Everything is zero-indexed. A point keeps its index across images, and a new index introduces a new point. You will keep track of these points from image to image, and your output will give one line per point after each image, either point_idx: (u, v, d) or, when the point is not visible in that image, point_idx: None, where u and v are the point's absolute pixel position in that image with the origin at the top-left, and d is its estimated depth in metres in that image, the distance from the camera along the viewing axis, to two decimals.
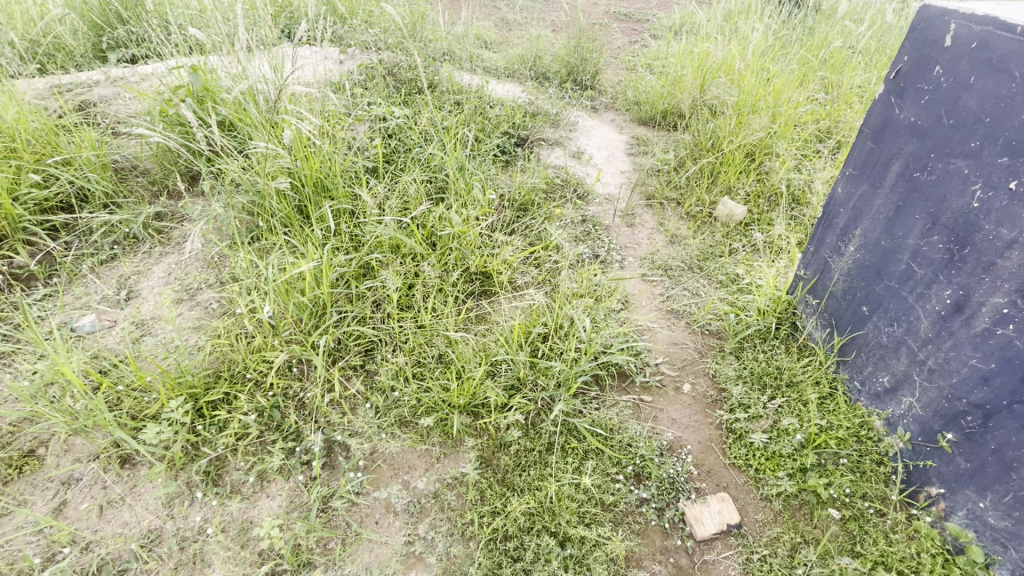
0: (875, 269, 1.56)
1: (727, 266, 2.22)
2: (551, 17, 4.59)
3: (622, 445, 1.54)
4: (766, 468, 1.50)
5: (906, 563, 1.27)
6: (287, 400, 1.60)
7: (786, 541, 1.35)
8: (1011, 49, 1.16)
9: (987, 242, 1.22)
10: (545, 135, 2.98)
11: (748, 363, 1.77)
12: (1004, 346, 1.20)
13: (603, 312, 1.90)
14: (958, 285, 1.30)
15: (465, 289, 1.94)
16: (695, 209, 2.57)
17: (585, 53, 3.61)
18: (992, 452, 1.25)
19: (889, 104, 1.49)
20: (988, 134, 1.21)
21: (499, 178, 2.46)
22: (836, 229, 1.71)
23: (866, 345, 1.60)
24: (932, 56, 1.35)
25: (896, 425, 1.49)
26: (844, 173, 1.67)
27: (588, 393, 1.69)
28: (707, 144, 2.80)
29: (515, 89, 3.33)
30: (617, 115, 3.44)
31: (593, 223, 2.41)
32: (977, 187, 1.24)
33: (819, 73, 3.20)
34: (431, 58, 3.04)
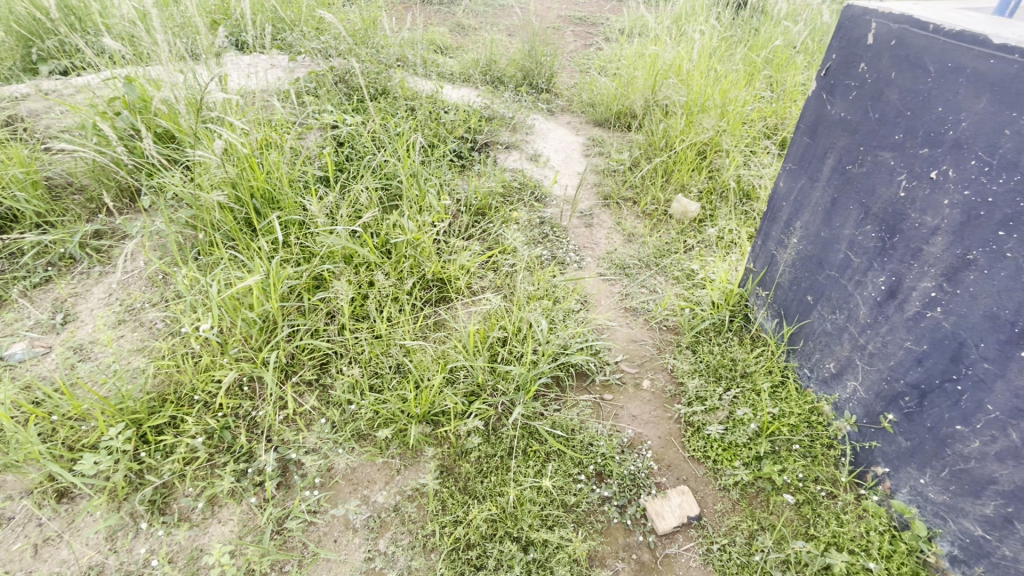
0: (817, 260, 1.62)
1: (683, 262, 2.26)
2: (506, 21, 4.62)
3: (583, 445, 1.55)
4: (723, 458, 1.53)
5: (857, 542, 1.31)
6: (238, 420, 1.54)
7: (744, 529, 1.38)
8: (925, 45, 1.22)
9: (914, 230, 1.28)
10: (501, 139, 2.98)
11: (704, 357, 1.81)
12: (933, 328, 1.25)
13: (560, 314, 1.91)
14: (890, 272, 1.35)
15: (422, 297, 1.92)
16: (650, 208, 2.61)
17: (539, 57, 3.64)
18: (929, 430, 1.29)
19: (821, 100, 1.55)
20: (909, 127, 1.27)
21: (455, 182, 2.45)
22: (780, 222, 1.77)
23: (813, 333, 1.66)
24: (857, 54, 1.41)
25: (842, 408, 1.54)
26: (785, 168, 1.73)
27: (548, 395, 1.70)
28: (659, 143, 2.86)
29: (471, 93, 3.33)
30: (573, 118, 3.48)
31: (551, 225, 2.42)
32: (903, 177, 1.30)
33: (764, 73, 3.31)
34: (383, 64, 3.01)
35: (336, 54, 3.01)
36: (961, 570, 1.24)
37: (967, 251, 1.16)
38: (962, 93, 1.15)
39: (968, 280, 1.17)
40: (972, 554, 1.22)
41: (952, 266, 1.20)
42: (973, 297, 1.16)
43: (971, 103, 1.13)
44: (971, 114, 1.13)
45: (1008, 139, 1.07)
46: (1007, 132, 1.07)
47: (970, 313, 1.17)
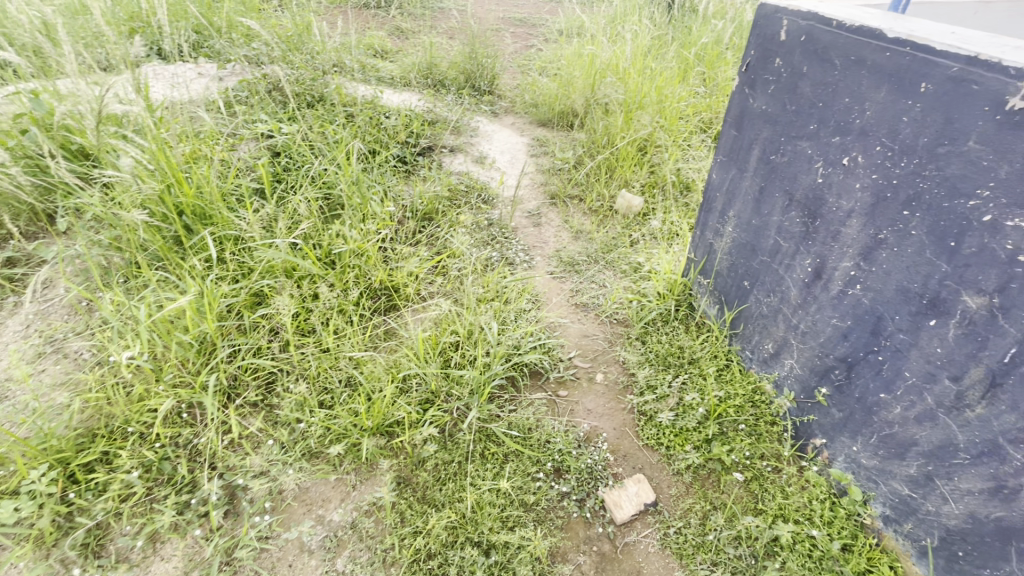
0: (750, 246, 1.70)
1: (629, 255, 2.32)
2: (446, 24, 4.61)
3: (539, 443, 1.56)
4: (675, 444, 1.58)
5: (801, 512, 1.38)
6: (178, 450, 1.46)
7: (698, 511, 1.43)
8: (830, 40, 1.30)
9: (833, 214, 1.36)
10: (446, 143, 2.97)
11: (653, 346, 1.86)
12: (855, 304, 1.33)
13: (512, 314, 1.92)
14: (814, 254, 1.44)
15: (370, 306, 1.88)
16: (596, 204, 2.67)
17: (480, 60, 3.66)
18: (857, 401, 1.37)
19: (744, 95, 1.63)
20: (822, 117, 1.35)
21: (400, 188, 2.42)
22: (715, 212, 1.85)
23: (751, 317, 1.74)
24: (773, 50, 1.49)
25: (782, 386, 1.62)
26: (717, 160, 1.81)
27: (503, 396, 1.70)
28: (602, 140, 2.93)
29: (412, 97, 3.30)
30: (517, 119, 3.52)
31: (499, 226, 2.43)
32: (819, 165, 1.38)
33: (697, 69, 3.44)
34: (319, 71, 2.94)
35: (269, 60, 2.92)
36: (893, 528, 1.31)
37: (879, 231, 1.24)
38: (865, 84, 1.23)
39: (881, 258, 1.24)
40: (901, 512, 1.29)
41: (867, 246, 1.28)
42: (886, 274, 1.24)
43: (873, 93, 1.21)
44: (874, 103, 1.21)
45: (906, 125, 1.15)
46: (905, 119, 1.14)
47: (885, 288, 1.25)
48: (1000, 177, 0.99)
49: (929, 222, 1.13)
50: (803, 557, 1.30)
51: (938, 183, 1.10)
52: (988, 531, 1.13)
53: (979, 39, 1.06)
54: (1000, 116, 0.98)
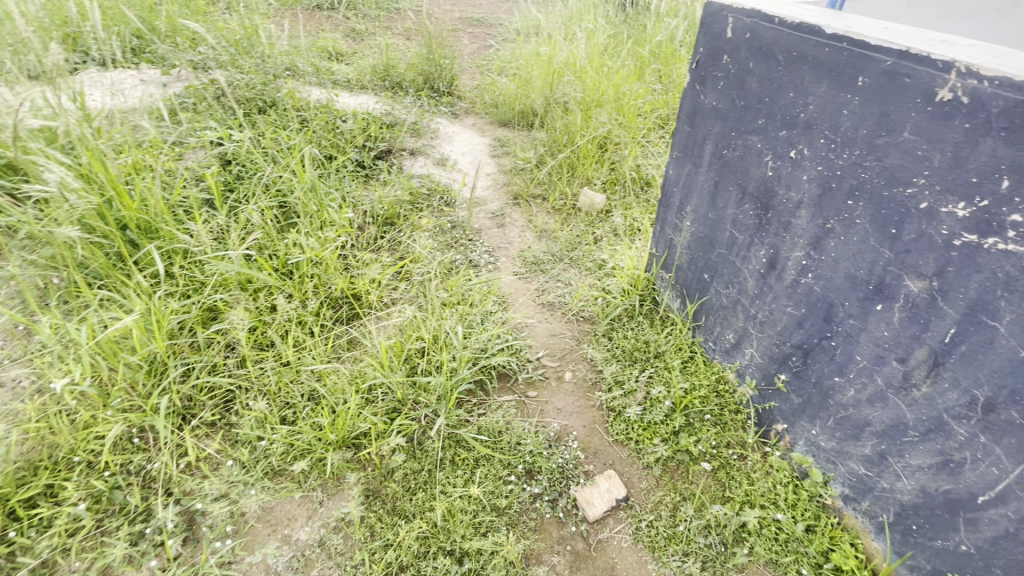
0: (708, 240, 1.74)
1: (593, 253, 2.34)
2: (402, 25, 4.55)
3: (509, 445, 1.55)
4: (644, 438, 1.60)
5: (766, 497, 1.41)
6: (130, 477, 1.39)
7: (668, 502, 1.45)
8: (773, 37, 1.34)
9: (783, 205, 1.40)
10: (406, 146, 2.93)
11: (619, 342, 1.88)
12: (808, 292, 1.38)
13: (478, 317, 1.91)
14: (768, 245, 1.48)
15: (332, 316, 1.84)
16: (559, 203, 2.68)
17: (438, 61, 3.62)
18: (814, 386, 1.42)
19: (695, 91, 1.67)
20: (769, 112, 1.39)
21: (359, 193, 2.37)
22: (674, 207, 1.89)
23: (712, 308, 1.77)
24: (720, 47, 1.53)
25: (744, 374, 1.66)
26: (673, 156, 1.85)
27: (472, 400, 1.68)
28: (562, 139, 2.94)
29: (369, 100, 3.24)
30: (477, 119, 3.50)
31: (463, 229, 2.41)
32: (769, 158, 1.42)
33: (653, 66, 3.49)
34: (270, 75, 2.85)
35: (216, 65, 2.81)
36: (852, 506, 1.35)
37: (826, 221, 1.28)
38: (807, 79, 1.26)
39: (830, 246, 1.29)
40: (859, 491, 1.33)
41: (816, 235, 1.32)
42: (835, 262, 1.28)
43: (814, 88, 1.25)
44: (816, 97, 1.25)
45: (846, 118, 1.19)
46: (845, 112, 1.18)
47: (834, 276, 1.29)
48: (934, 166, 1.03)
49: (872, 211, 1.17)
50: (769, 541, 1.34)
51: (878, 172, 1.14)
52: (936, 504, 1.15)
53: (910, 34, 1.11)
54: (931, 107, 1.02)
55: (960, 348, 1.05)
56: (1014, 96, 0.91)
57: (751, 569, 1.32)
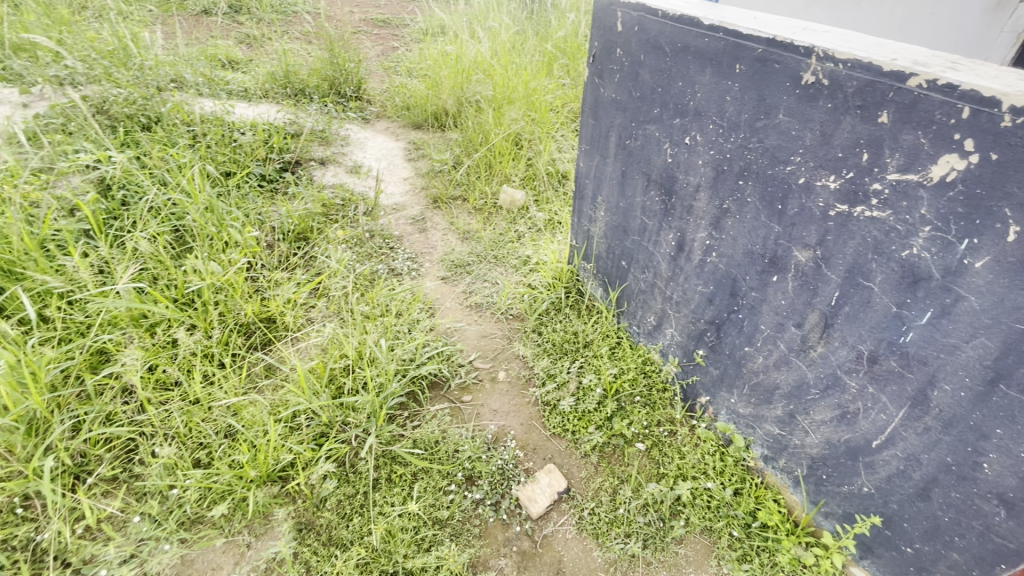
0: (622, 228, 1.79)
1: (517, 249, 2.35)
2: (300, 29, 4.33)
3: (447, 454, 1.52)
4: (579, 427, 1.62)
5: (697, 468, 1.48)
6: (15, 554, 1.21)
7: (608, 487, 1.48)
8: (658, 29, 1.40)
9: (685, 190, 1.47)
10: (314, 155, 2.80)
11: (549, 336, 1.90)
12: (714, 270, 1.45)
13: (404, 327, 1.85)
14: (675, 229, 1.55)
15: (244, 344, 1.72)
16: (480, 202, 2.67)
17: (342, 65, 3.48)
18: (728, 357, 1.50)
19: (595, 85, 1.71)
20: (662, 101, 1.45)
21: (265, 210, 2.23)
22: (588, 199, 1.93)
23: (632, 294, 1.84)
24: (613, 40, 1.57)
25: (667, 353, 1.74)
26: (582, 149, 1.89)
27: (404, 414, 1.63)
28: (477, 138, 2.92)
29: (270, 109, 3.06)
30: (389, 124, 3.41)
31: (383, 237, 2.34)
32: (667, 146, 1.48)
33: (561, 61, 3.54)
34: (152, 88, 2.61)
35: (87, 81, 2.54)
36: (771, 465, 1.45)
37: (723, 202, 1.36)
38: (692, 68, 1.33)
39: (728, 225, 1.36)
40: (776, 450, 1.43)
41: (715, 216, 1.39)
42: (733, 239, 1.36)
43: (700, 76, 1.31)
44: (702, 85, 1.31)
45: (730, 103, 1.26)
46: (728, 99, 1.25)
47: (735, 252, 1.37)
48: (806, 144, 1.11)
49: (760, 189, 1.25)
50: (702, 510, 1.40)
51: (761, 153, 1.21)
52: (840, 453, 1.25)
53: (776, 23, 1.18)
54: (799, 90, 1.10)
55: (844, 309, 1.14)
56: (865, 76, 0.98)
57: (690, 539, 1.38)
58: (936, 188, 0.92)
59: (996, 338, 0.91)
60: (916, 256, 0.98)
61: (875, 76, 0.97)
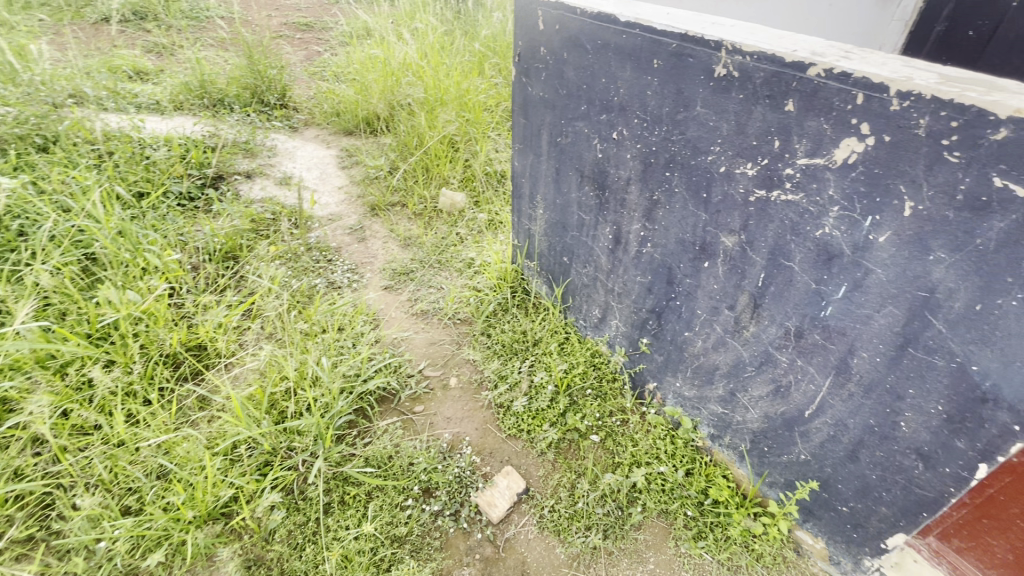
0: (561, 224, 1.81)
1: (461, 252, 2.33)
2: (214, 35, 4.09)
3: (401, 469, 1.48)
4: (534, 426, 1.63)
5: (649, 454, 1.52)
6: None
7: (566, 482, 1.49)
8: (578, 27, 1.41)
9: (617, 183, 1.50)
10: (239, 168, 2.65)
11: (498, 338, 1.89)
12: (650, 260, 1.49)
13: (348, 342, 1.79)
14: (611, 222, 1.58)
15: (172, 376, 1.60)
16: (419, 207, 2.62)
17: (263, 73, 3.32)
18: (670, 343, 1.55)
19: (523, 84, 1.71)
20: (589, 98, 1.47)
21: (188, 230, 2.09)
22: (525, 198, 1.94)
23: (576, 288, 1.86)
24: (536, 39, 1.58)
25: (614, 344, 1.77)
26: (515, 149, 1.89)
27: (353, 432, 1.58)
28: (412, 142, 2.87)
29: (187, 122, 2.88)
30: (319, 131, 3.29)
31: (319, 250, 2.26)
32: (597, 141, 1.51)
33: (491, 60, 3.53)
34: (46, 106, 2.40)
35: None
36: (718, 443, 1.51)
37: (652, 193, 1.39)
38: (614, 65, 1.35)
39: (659, 216, 1.40)
40: (721, 428, 1.48)
41: (647, 207, 1.43)
42: (666, 229, 1.40)
43: (621, 72, 1.34)
44: (624, 81, 1.34)
45: (651, 97, 1.29)
46: (649, 93, 1.29)
47: (667, 242, 1.41)
48: (724, 134, 1.16)
49: (685, 179, 1.29)
50: (657, 494, 1.45)
51: (684, 145, 1.25)
52: (777, 425, 1.32)
53: (687, 18, 1.22)
54: (712, 83, 1.14)
55: (770, 289, 1.20)
56: (771, 67, 1.03)
57: (648, 524, 1.42)
58: (840, 170, 0.98)
59: (902, 306, 0.98)
60: (828, 235, 1.04)
61: (779, 67, 1.01)
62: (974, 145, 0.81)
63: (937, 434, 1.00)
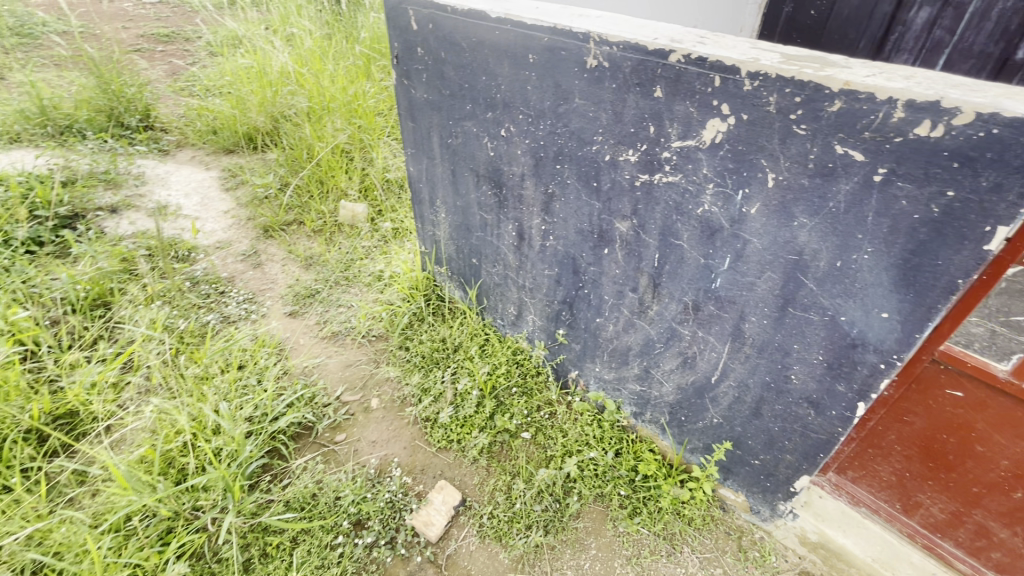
0: (464, 226, 1.78)
1: (368, 266, 2.22)
2: (51, 53, 3.59)
3: (328, 506, 1.38)
4: (464, 434, 1.59)
5: (579, 441, 1.55)
6: None
7: (502, 485, 1.48)
8: (451, 25, 1.38)
9: (512, 180, 1.49)
10: (100, 203, 2.36)
11: (417, 349, 1.83)
12: (555, 252, 1.50)
13: (252, 379, 1.65)
14: (512, 219, 1.57)
15: (37, 453, 1.40)
16: (318, 223, 2.47)
17: (118, 93, 2.96)
18: (585, 331, 1.57)
19: (405, 86, 1.65)
20: (472, 96, 1.44)
21: (41, 280, 1.83)
22: (425, 203, 1.88)
23: (489, 289, 1.85)
24: (411, 40, 1.52)
25: (534, 338, 1.78)
26: (407, 153, 1.82)
27: (267, 477, 1.45)
28: (302, 155, 2.69)
29: (27, 157, 2.51)
30: (195, 152, 3.00)
31: (208, 283, 2.06)
32: (487, 140, 1.49)
33: (379, 62, 3.40)
34: None
35: None
36: (641, 419, 1.56)
37: (547, 186, 1.40)
38: (491, 62, 1.34)
39: (557, 208, 1.41)
40: (642, 405, 1.53)
41: (544, 201, 1.44)
42: (564, 221, 1.42)
43: (500, 69, 1.33)
44: (504, 77, 1.33)
45: (532, 92, 1.29)
46: (529, 88, 1.29)
47: (568, 233, 1.43)
48: (603, 123, 1.18)
49: (575, 170, 1.30)
50: (592, 480, 1.47)
51: (569, 137, 1.27)
52: (690, 394, 1.38)
53: (555, 12, 1.23)
54: (586, 74, 1.16)
55: (666, 268, 1.25)
56: (636, 56, 1.06)
57: (586, 511, 1.44)
58: (709, 150, 1.03)
59: (778, 271, 1.05)
60: (708, 211, 1.10)
61: (643, 55, 1.05)
62: (817, 117, 0.88)
63: (822, 381, 1.10)
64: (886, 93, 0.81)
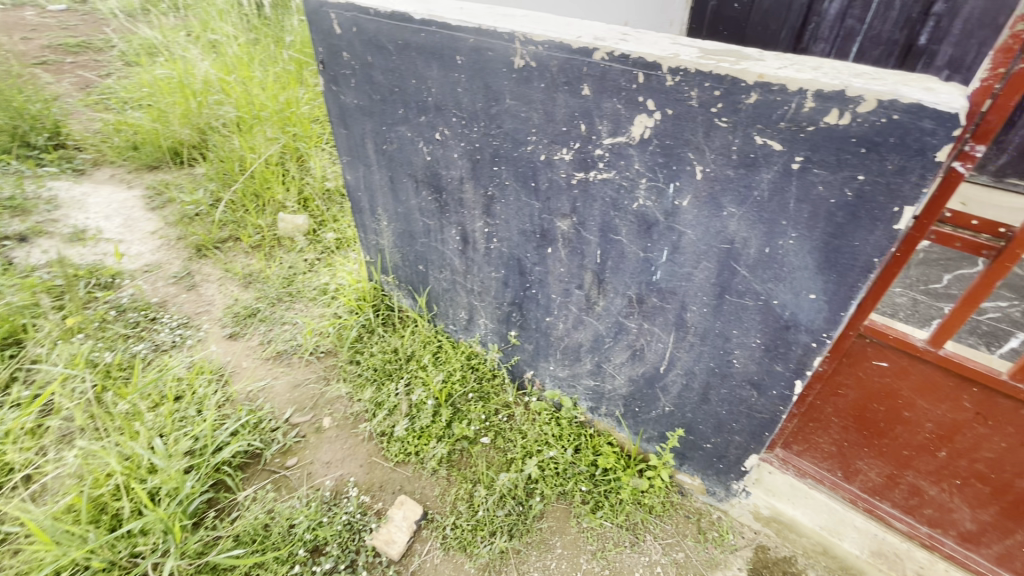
0: (408, 233, 1.74)
1: (312, 280, 2.13)
2: None
3: (280, 535, 1.32)
4: (421, 445, 1.56)
5: (539, 441, 1.54)
6: None
7: (463, 494, 1.46)
8: (375, 28, 1.34)
9: (452, 184, 1.46)
10: (6, 232, 2.18)
11: (368, 363, 1.77)
12: (500, 254, 1.49)
13: (190, 410, 1.55)
14: (455, 223, 1.54)
15: None
16: (256, 238, 2.35)
17: (20, 111, 2.73)
18: (536, 330, 1.57)
19: (333, 93, 1.58)
20: (404, 100, 1.41)
21: None
22: (366, 211, 1.83)
23: (438, 295, 1.81)
24: (335, 44, 1.46)
25: (487, 341, 1.76)
26: (342, 161, 1.76)
27: (212, 513, 1.37)
28: (233, 167, 2.55)
29: None
30: (115, 170, 2.78)
31: (136, 310, 1.93)
32: (422, 144, 1.45)
33: (312, 66, 3.27)
34: None
35: None
36: (597, 413, 1.58)
37: (486, 189, 1.39)
38: (420, 64, 1.30)
39: (498, 210, 1.40)
40: (597, 400, 1.55)
41: (484, 204, 1.42)
42: (506, 222, 1.41)
43: (428, 72, 1.30)
44: (433, 80, 1.30)
45: (463, 94, 1.27)
46: (460, 90, 1.26)
47: (511, 234, 1.42)
48: (536, 123, 1.18)
49: (513, 171, 1.29)
50: (553, 479, 1.47)
51: (503, 138, 1.26)
52: (641, 385, 1.40)
53: (480, 12, 1.21)
54: (514, 74, 1.15)
55: (608, 264, 1.26)
56: (562, 54, 1.06)
57: (549, 511, 1.44)
58: (639, 145, 1.05)
59: (713, 260, 1.08)
60: (643, 206, 1.11)
61: (569, 54, 1.05)
62: (735, 110, 0.91)
63: (761, 363, 1.14)
64: (797, 84, 0.84)
